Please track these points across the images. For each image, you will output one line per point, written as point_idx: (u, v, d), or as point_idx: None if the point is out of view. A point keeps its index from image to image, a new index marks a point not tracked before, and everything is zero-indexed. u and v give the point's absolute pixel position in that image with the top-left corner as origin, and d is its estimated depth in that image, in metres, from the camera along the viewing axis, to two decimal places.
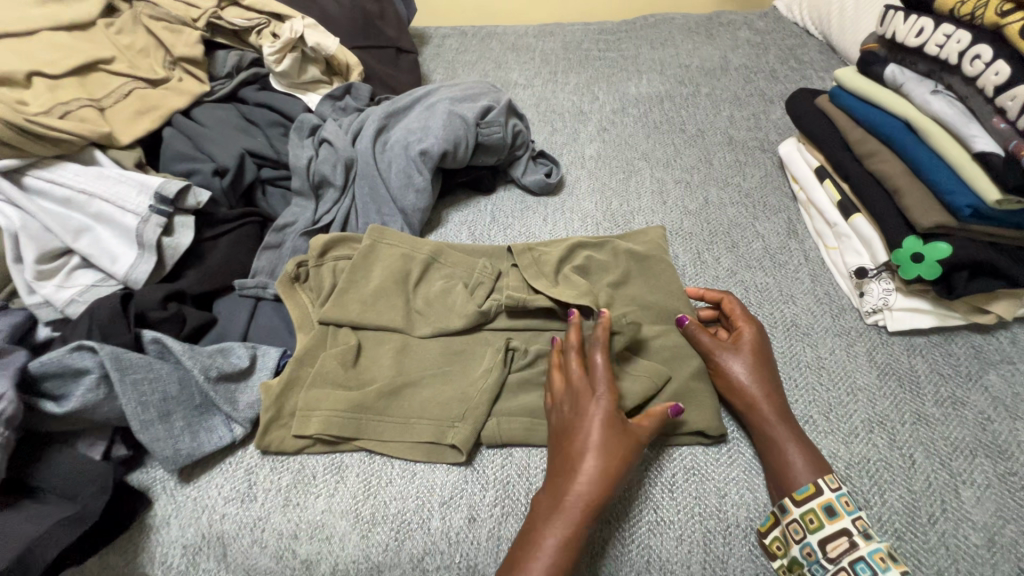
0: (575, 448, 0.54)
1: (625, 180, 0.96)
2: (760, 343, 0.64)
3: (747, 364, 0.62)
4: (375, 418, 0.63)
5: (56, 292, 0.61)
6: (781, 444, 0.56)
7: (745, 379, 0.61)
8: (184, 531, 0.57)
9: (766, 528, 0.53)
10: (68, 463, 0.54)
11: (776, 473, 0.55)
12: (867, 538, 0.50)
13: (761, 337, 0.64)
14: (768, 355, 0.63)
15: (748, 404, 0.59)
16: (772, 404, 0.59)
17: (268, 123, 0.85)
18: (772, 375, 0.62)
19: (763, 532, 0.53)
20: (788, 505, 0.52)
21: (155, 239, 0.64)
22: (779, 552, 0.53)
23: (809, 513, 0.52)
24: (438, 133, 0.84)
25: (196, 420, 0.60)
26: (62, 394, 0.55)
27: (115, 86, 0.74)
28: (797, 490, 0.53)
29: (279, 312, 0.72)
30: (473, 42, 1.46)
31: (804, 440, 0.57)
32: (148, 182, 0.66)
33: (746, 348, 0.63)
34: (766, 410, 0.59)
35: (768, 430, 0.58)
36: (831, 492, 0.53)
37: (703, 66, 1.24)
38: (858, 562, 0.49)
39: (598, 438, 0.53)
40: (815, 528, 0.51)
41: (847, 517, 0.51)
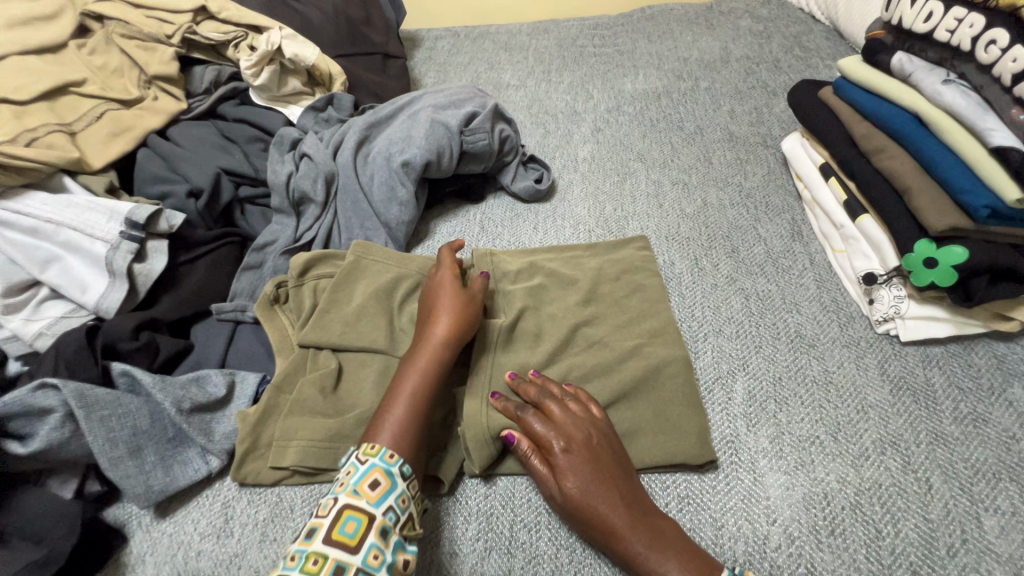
0: (431, 309, 0.63)
1: (619, 183, 0.92)
2: (598, 441, 0.53)
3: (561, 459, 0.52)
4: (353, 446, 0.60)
5: (25, 326, 0.59)
6: (654, 573, 0.47)
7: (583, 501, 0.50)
8: (157, 569, 0.55)
9: None
10: (34, 505, 0.52)
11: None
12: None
13: (581, 441, 0.53)
14: (592, 460, 0.52)
15: (605, 530, 0.49)
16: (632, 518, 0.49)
17: (247, 139, 0.83)
18: (608, 489, 0.50)
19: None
20: None
21: (125, 267, 0.62)
22: None
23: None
24: (420, 142, 0.81)
25: (169, 454, 0.58)
26: (27, 433, 0.53)
27: (86, 108, 0.72)
28: None
29: (259, 336, 0.70)
30: (466, 43, 1.43)
31: (671, 550, 0.48)
32: (118, 208, 0.64)
33: (563, 463, 0.51)
34: (630, 537, 0.48)
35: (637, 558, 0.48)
36: None
37: (702, 59, 1.19)
38: None
39: (449, 293, 0.64)
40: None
41: None
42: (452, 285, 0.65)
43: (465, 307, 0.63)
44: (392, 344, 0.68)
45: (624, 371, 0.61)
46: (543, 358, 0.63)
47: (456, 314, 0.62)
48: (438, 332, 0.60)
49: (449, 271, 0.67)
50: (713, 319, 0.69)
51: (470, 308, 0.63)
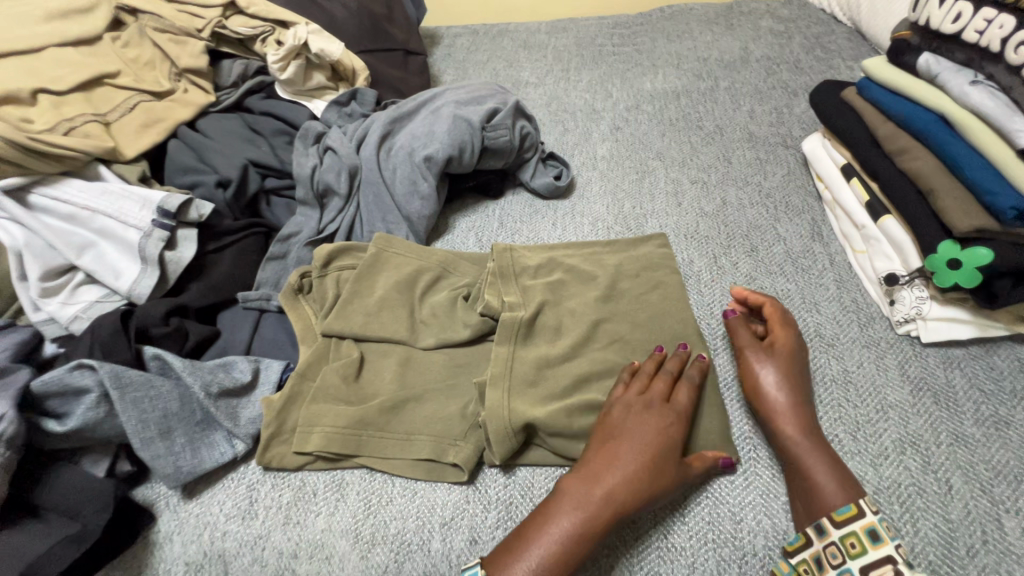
0: (618, 451, 0.53)
1: (638, 181, 0.92)
2: (798, 356, 0.61)
3: (777, 369, 0.59)
4: (375, 433, 0.61)
5: (61, 309, 0.61)
6: (808, 466, 0.53)
7: (777, 386, 0.58)
8: (185, 548, 0.57)
9: (794, 548, 0.50)
10: (68, 480, 0.54)
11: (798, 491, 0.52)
12: (874, 543, 0.48)
13: (800, 344, 0.62)
14: (802, 359, 0.61)
15: (775, 411, 0.57)
16: (798, 405, 0.57)
17: (273, 132, 0.85)
18: (805, 385, 0.59)
19: (792, 553, 0.50)
20: (826, 526, 0.49)
21: (157, 254, 0.64)
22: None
23: (848, 536, 0.48)
24: (442, 138, 0.82)
25: (197, 436, 0.60)
26: (64, 412, 0.55)
27: (120, 100, 0.74)
28: (836, 511, 0.50)
29: (283, 324, 0.72)
30: (484, 41, 1.44)
31: (829, 454, 0.54)
32: (151, 197, 0.66)
33: (781, 354, 0.60)
34: (790, 420, 0.56)
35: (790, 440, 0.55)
36: (874, 514, 0.49)
37: (722, 59, 1.19)
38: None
39: (649, 437, 0.54)
40: (856, 554, 0.48)
41: (891, 544, 0.47)
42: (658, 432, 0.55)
43: (667, 473, 0.52)
44: (413, 335, 0.69)
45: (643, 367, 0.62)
46: (561, 352, 0.64)
47: (643, 474, 0.52)
48: (612, 484, 0.51)
49: (658, 398, 0.57)
50: None
51: (666, 474, 0.52)
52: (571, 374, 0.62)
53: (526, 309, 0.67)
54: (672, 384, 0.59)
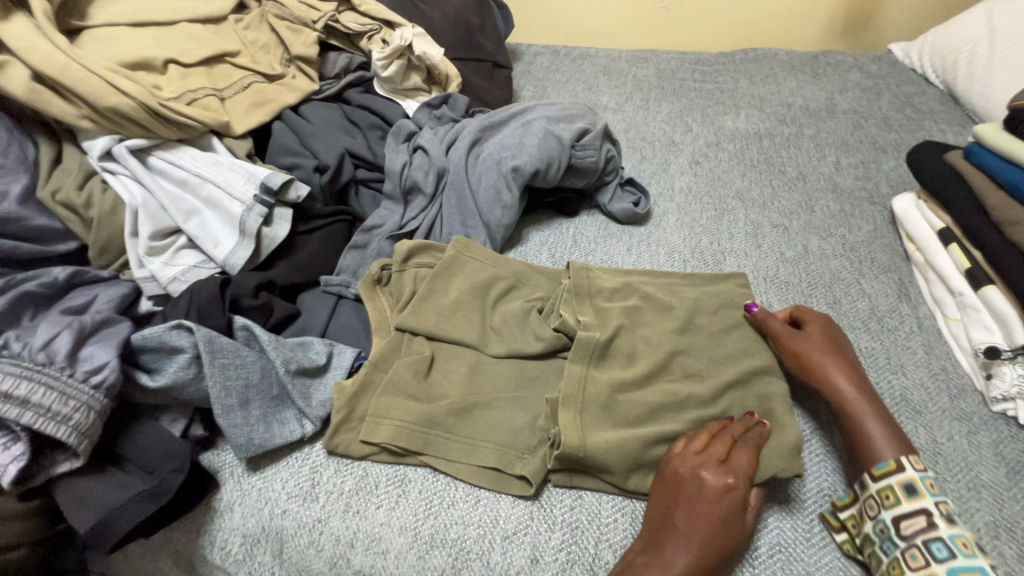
0: (661, 519, 0.53)
1: (717, 218, 0.92)
2: (836, 339, 0.65)
3: (819, 347, 0.63)
4: (441, 433, 0.60)
5: (163, 270, 0.62)
6: (857, 432, 0.57)
7: (822, 361, 0.62)
8: (245, 521, 0.58)
9: (843, 504, 0.55)
10: (149, 435, 0.54)
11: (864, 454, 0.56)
12: (949, 522, 0.49)
13: (832, 325, 0.66)
14: (837, 344, 0.65)
15: (828, 382, 0.61)
16: (850, 379, 0.60)
17: (368, 125, 0.87)
18: (848, 358, 0.63)
19: (841, 507, 0.55)
20: (866, 481, 0.54)
21: (255, 229, 0.66)
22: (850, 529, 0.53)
23: (885, 488, 0.52)
24: (531, 151, 0.83)
25: (271, 411, 0.60)
26: (155, 368, 0.56)
27: (236, 78, 0.77)
28: (877, 467, 0.54)
29: (358, 313, 0.73)
30: (565, 62, 1.47)
31: (880, 421, 0.57)
32: (255, 173, 0.68)
33: (819, 335, 0.65)
34: (839, 390, 0.60)
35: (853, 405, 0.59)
36: (916, 471, 0.52)
37: (807, 107, 1.18)
38: (937, 543, 0.48)
39: (700, 508, 0.52)
40: (891, 505, 0.51)
41: (930, 498, 0.51)
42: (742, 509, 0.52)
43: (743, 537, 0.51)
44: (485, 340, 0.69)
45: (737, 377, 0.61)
46: (636, 380, 0.63)
47: (701, 544, 0.50)
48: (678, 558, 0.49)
49: (684, 457, 0.55)
50: None
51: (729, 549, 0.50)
52: (645, 403, 0.61)
53: (603, 331, 0.66)
54: (707, 439, 0.57)
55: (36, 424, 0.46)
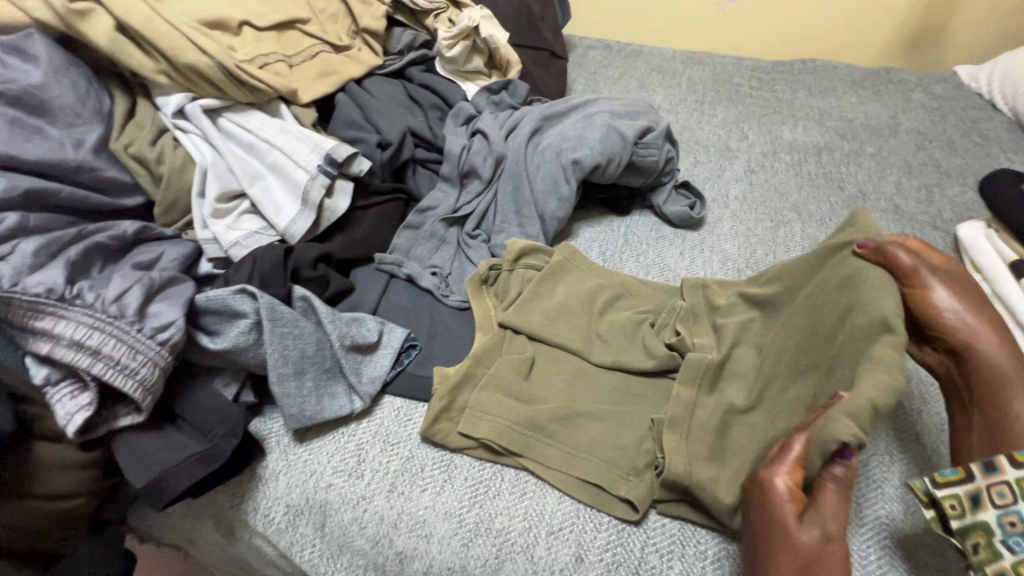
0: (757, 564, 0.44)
1: (772, 230, 0.90)
2: (959, 280, 0.55)
3: (948, 292, 0.53)
4: (544, 439, 0.59)
5: (226, 233, 0.62)
6: (1004, 411, 0.50)
7: (955, 314, 0.53)
8: (290, 490, 0.58)
9: (948, 480, 0.45)
10: (205, 397, 0.54)
11: (998, 433, 0.50)
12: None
13: (959, 267, 0.56)
14: (977, 294, 0.55)
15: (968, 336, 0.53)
16: (995, 337, 0.52)
17: (429, 105, 0.86)
18: (977, 306, 0.54)
19: (942, 483, 0.45)
20: (999, 464, 0.44)
21: (318, 199, 0.65)
22: (953, 511, 0.44)
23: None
24: (593, 144, 0.81)
25: (323, 384, 0.60)
26: (215, 330, 0.56)
27: (305, 46, 0.76)
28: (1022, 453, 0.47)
29: (410, 293, 0.72)
30: (618, 58, 1.44)
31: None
32: (321, 143, 0.67)
33: (950, 277, 0.54)
34: (995, 355, 0.52)
35: (982, 372, 0.52)
36: None
37: (868, 123, 1.15)
38: None
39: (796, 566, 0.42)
40: None
41: None
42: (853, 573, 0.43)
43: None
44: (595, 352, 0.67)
45: (809, 379, 0.53)
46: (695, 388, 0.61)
47: None
48: None
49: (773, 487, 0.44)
50: None
51: None
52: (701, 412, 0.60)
53: (704, 347, 0.64)
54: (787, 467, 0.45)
55: (104, 375, 0.46)
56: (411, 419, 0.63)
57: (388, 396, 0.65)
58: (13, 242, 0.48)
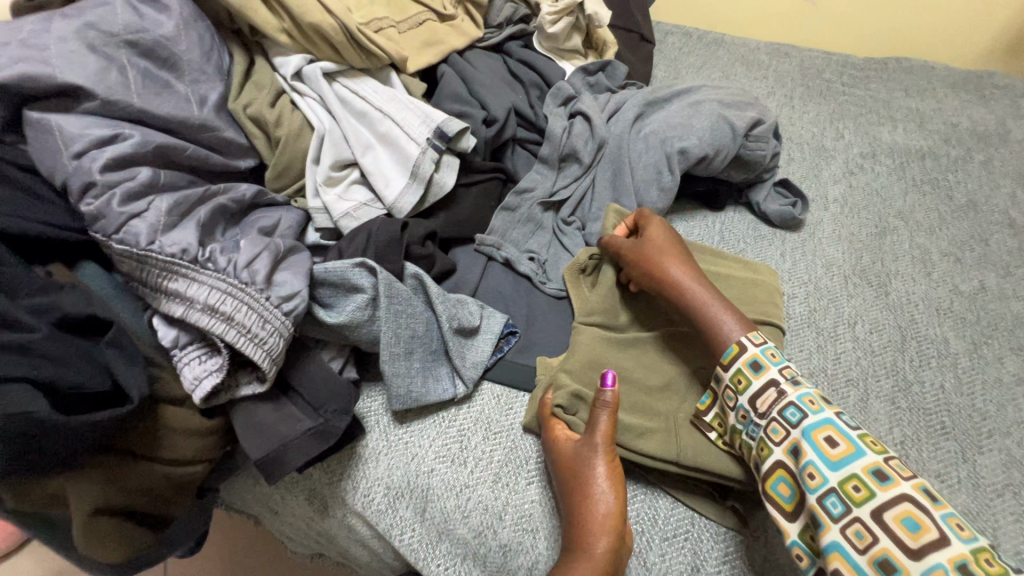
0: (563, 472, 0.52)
1: (878, 237, 0.85)
2: (666, 238, 0.63)
3: (655, 246, 0.62)
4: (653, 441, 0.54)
5: (337, 203, 0.60)
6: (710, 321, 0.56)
7: (675, 273, 0.60)
8: (391, 472, 0.57)
9: (705, 406, 0.56)
10: (319, 371, 0.53)
11: (706, 333, 0.56)
12: (794, 385, 0.51)
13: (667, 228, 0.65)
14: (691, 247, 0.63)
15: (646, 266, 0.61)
16: (679, 269, 0.60)
17: (528, 83, 0.82)
18: (677, 252, 0.62)
19: (704, 411, 0.56)
20: (719, 373, 0.54)
21: (428, 174, 0.62)
22: (719, 427, 0.55)
23: (736, 374, 0.53)
24: (702, 134, 0.76)
25: (429, 366, 0.58)
26: (330, 304, 0.55)
27: (412, 13, 0.73)
28: (725, 354, 0.54)
29: (508, 278, 0.69)
30: (698, 45, 1.36)
31: (722, 303, 0.57)
32: (432, 115, 0.63)
33: (652, 237, 0.64)
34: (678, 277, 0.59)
35: (688, 296, 0.58)
36: (757, 348, 0.53)
37: (975, 129, 1.07)
38: (790, 408, 0.49)
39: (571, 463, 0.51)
40: (744, 388, 0.52)
41: (772, 369, 0.52)
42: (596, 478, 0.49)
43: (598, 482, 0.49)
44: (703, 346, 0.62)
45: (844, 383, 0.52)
46: None
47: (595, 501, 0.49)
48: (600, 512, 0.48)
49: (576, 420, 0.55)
50: (999, 418, 0.64)
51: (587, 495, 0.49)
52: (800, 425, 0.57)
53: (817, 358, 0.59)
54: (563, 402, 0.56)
55: (235, 343, 0.45)
56: (512, 408, 0.61)
57: (487, 382, 0.63)
58: (146, 197, 0.46)
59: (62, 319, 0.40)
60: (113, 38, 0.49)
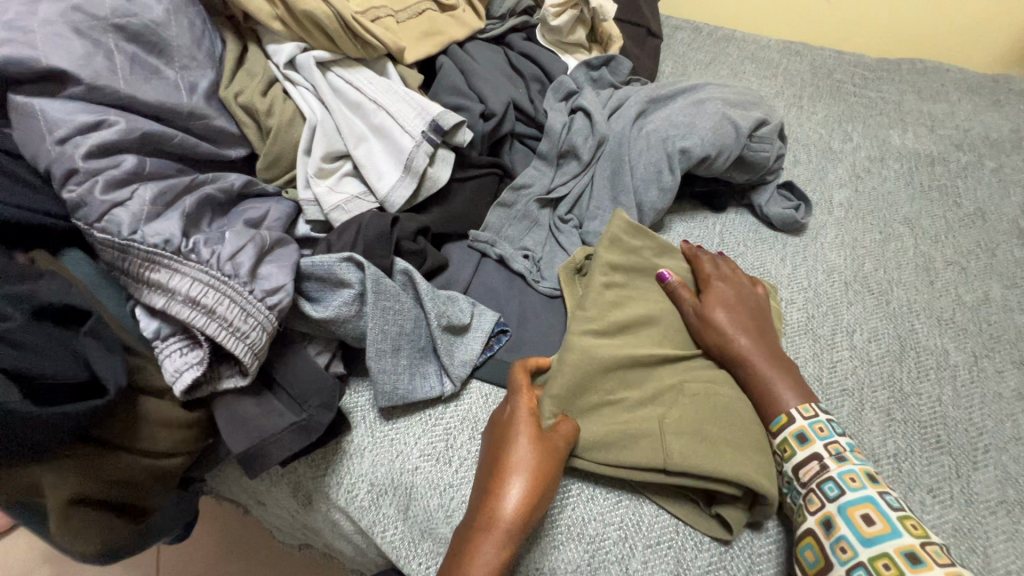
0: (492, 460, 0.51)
1: (882, 243, 0.83)
2: (736, 300, 0.65)
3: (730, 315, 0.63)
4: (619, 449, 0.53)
5: (328, 195, 0.59)
6: (766, 391, 0.58)
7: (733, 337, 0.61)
8: (375, 469, 0.56)
9: (777, 428, 0.56)
10: (303, 366, 0.52)
11: (761, 402, 0.58)
12: (838, 461, 0.52)
13: (736, 290, 0.66)
14: (751, 312, 0.64)
15: (712, 334, 0.62)
16: (740, 335, 0.61)
17: (529, 76, 0.80)
18: (754, 324, 0.63)
19: (776, 432, 0.56)
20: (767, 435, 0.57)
21: (422, 168, 0.60)
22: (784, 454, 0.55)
23: (783, 443, 0.55)
24: (705, 134, 0.75)
25: (416, 363, 0.58)
26: (317, 298, 0.54)
27: (412, 2, 0.72)
28: (774, 422, 0.57)
29: (501, 276, 0.68)
30: (707, 41, 1.34)
31: (788, 375, 0.59)
32: (427, 108, 0.62)
33: (716, 297, 0.65)
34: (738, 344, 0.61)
35: (747, 364, 0.59)
36: (805, 421, 0.55)
37: (988, 135, 1.05)
38: (828, 482, 0.51)
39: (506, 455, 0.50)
40: (789, 456, 0.55)
41: (818, 442, 0.54)
42: (524, 472, 0.49)
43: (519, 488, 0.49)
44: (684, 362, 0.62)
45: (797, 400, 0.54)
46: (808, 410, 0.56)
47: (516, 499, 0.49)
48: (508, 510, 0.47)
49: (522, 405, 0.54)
50: (997, 432, 0.62)
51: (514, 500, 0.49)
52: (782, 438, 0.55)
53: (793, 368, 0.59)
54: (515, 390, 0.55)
55: (217, 336, 0.44)
56: None
57: (476, 381, 0.62)
58: (130, 186, 0.46)
59: (40, 309, 0.40)
60: (100, 22, 0.48)
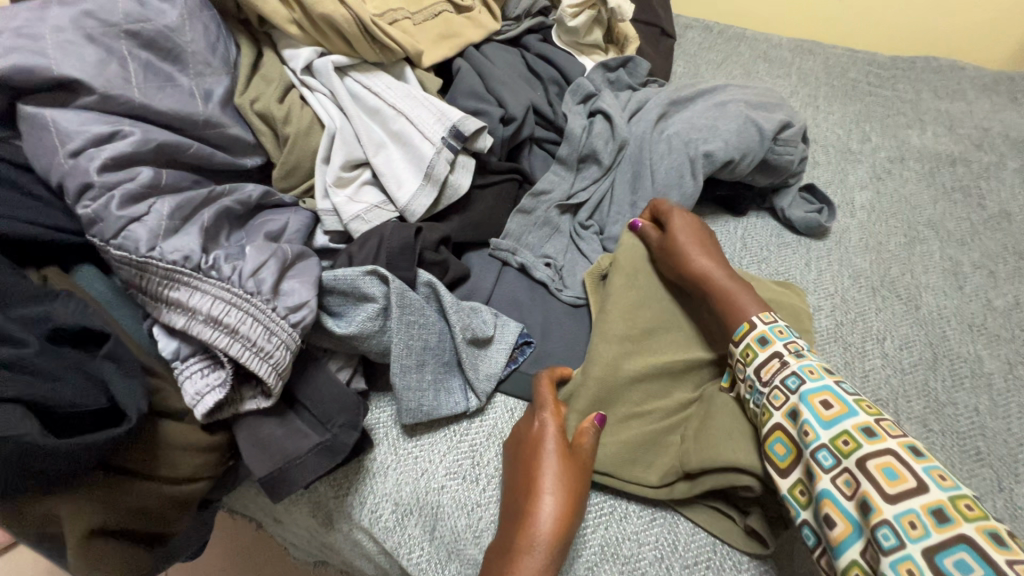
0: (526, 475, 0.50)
1: (907, 246, 0.81)
2: (699, 230, 0.62)
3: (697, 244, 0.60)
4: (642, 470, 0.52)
5: (347, 205, 0.57)
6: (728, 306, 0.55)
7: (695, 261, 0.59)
8: (400, 488, 0.54)
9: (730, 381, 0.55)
10: (326, 384, 0.50)
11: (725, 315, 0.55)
12: (797, 356, 0.50)
13: (693, 220, 0.63)
14: (712, 240, 0.61)
15: (676, 260, 0.60)
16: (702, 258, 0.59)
17: (546, 78, 0.78)
18: (704, 247, 0.61)
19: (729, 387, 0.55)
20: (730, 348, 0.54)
21: (443, 175, 0.58)
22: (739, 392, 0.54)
23: (744, 348, 0.52)
24: (728, 137, 0.73)
25: (441, 378, 0.56)
26: (339, 312, 0.52)
27: (429, 3, 0.70)
28: (735, 331, 0.54)
29: (523, 284, 0.66)
30: (718, 40, 1.32)
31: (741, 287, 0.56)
32: (448, 113, 0.60)
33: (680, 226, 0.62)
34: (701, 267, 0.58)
35: (715, 283, 0.57)
36: (765, 325, 0.53)
37: (1008, 134, 1.03)
38: (791, 377, 0.48)
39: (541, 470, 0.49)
40: (750, 360, 0.51)
41: (778, 343, 0.51)
42: (555, 489, 0.47)
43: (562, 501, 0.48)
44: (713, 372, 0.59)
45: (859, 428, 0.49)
46: None
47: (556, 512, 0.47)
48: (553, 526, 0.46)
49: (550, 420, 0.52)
50: None
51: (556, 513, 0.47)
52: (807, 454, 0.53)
53: None
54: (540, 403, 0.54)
55: (240, 357, 0.42)
56: None
57: (500, 395, 0.60)
58: (147, 200, 0.44)
59: (55, 331, 0.38)
60: (112, 28, 0.46)
